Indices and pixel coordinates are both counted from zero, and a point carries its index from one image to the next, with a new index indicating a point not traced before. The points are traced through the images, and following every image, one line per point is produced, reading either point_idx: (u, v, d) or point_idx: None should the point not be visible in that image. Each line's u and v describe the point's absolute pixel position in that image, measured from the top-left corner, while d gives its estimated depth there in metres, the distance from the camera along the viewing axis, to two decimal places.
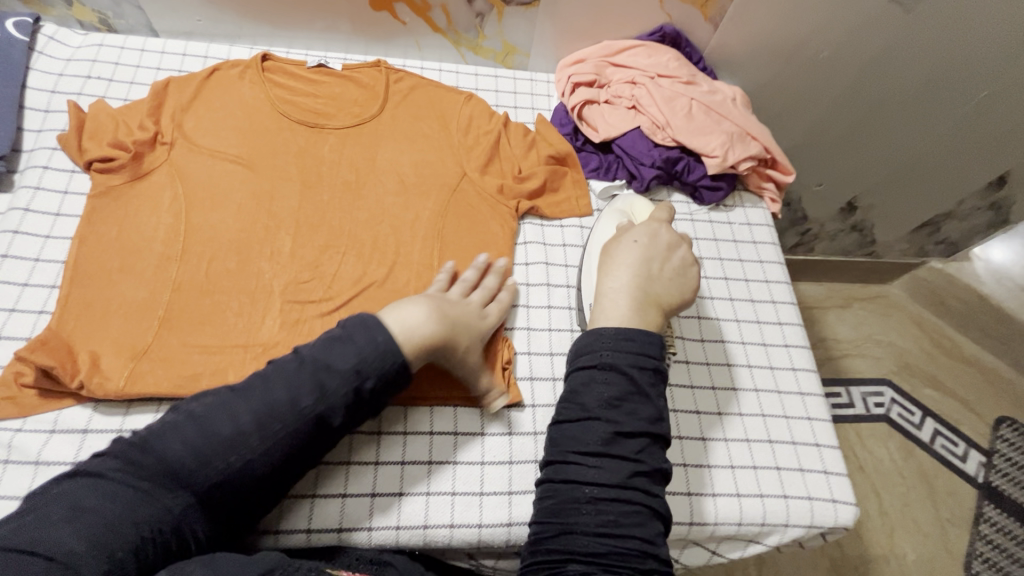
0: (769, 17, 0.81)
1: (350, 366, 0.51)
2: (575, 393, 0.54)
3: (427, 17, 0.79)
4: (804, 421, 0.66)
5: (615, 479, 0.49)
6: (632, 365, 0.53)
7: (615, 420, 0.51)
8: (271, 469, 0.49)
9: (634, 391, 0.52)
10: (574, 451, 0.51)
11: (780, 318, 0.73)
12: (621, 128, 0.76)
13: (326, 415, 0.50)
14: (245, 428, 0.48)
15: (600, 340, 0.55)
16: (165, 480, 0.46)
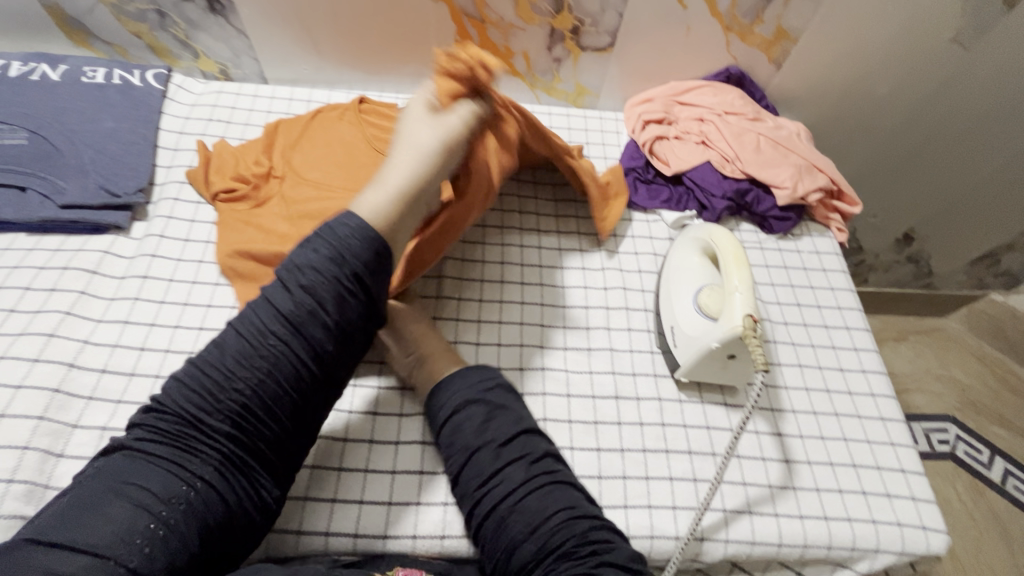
0: (831, 57, 0.85)
1: (328, 267, 0.51)
2: (450, 432, 0.56)
3: (508, 63, 0.86)
4: (887, 446, 0.67)
5: (524, 483, 0.53)
6: (483, 390, 0.58)
7: (493, 439, 0.55)
8: (290, 389, 0.50)
9: (493, 408, 0.57)
10: (478, 488, 0.53)
11: (856, 344, 0.74)
12: (691, 161, 0.81)
13: (324, 322, 0.51)
14: (242, 352, 0.49)
15: (448, 385, 0.59)
16: (189, 437, 0.48)
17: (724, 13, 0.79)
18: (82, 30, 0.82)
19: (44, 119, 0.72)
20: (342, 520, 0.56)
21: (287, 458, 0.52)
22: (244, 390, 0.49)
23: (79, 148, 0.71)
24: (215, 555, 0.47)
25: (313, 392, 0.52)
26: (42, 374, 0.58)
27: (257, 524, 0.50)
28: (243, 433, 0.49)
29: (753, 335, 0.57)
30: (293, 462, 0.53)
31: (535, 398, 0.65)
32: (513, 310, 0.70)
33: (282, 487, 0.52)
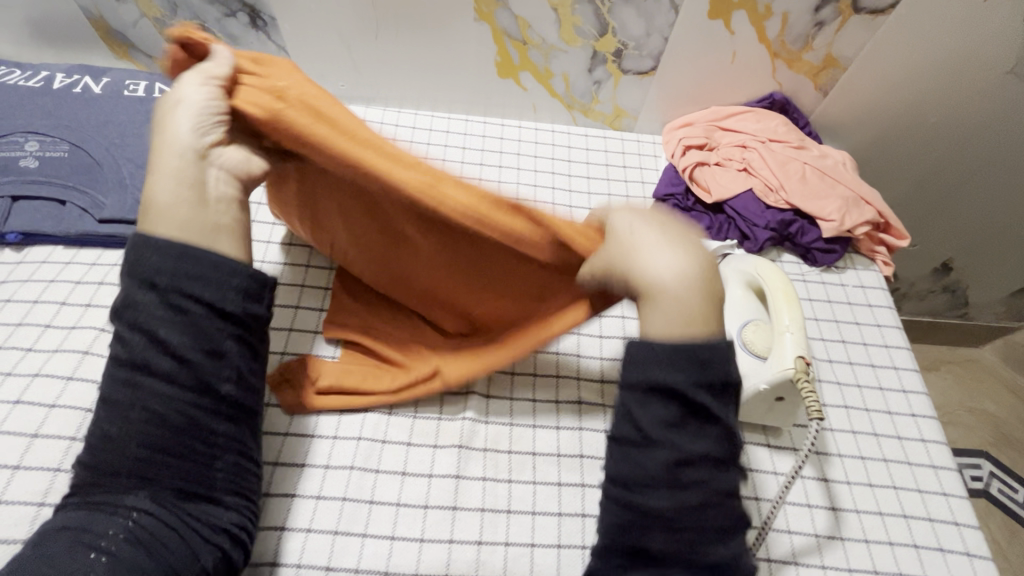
0: (879, 84, 0.82)
1: (149, 295, 0.45)
2: (628, 411, 0.42)
3: (547, 84, 0.85)
4: (940, 497, 0.63)
5: (687, 506, 0.40)
6: (696, 384, 0.40)
7: (680, 446, 0.40)
8: (180, 417, 0.45)
9: (697, 412, 0.41)
10: (639, 480, 0.41)
11: (904, 385, 0.71)
12: (733, 190, 0.79)
13: (166, 348, 0.45)
14: (142, 386, 0.45)
15: (653, 359, 0.41)
16: (109, 491, 0.45)
17: (772, 40, 0.77)
18: (125, 42, 0.83)
19: (86, 132, 0.72)
20: (371, 556, 0.53)
21: (213, 480, 0.47)
22: (132, 435, 0.44)
23: (119, 162, 0.70)
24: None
25: (212, 414, 0.46)
26: (77, 393, 0.56)
27: (223, 550, 0.46)
28: (157, 468, 0.45)
29: (805, 378, 0.55)
30: (228, 481, 0.48)
31: (573, 433, 0.62)
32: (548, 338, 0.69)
33: (236, 511, 0.48)
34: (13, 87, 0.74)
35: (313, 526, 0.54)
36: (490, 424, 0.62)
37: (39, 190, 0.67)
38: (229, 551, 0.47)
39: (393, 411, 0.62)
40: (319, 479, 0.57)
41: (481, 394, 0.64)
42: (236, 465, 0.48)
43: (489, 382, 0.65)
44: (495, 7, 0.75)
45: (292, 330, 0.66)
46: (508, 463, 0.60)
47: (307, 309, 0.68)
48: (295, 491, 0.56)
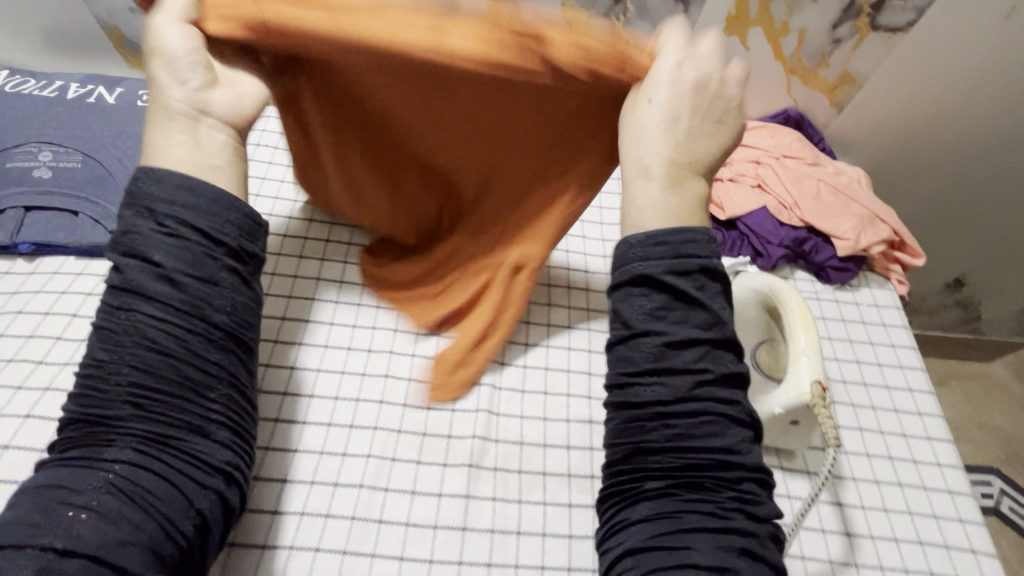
0: (896, 101, 0.82)
1: (143, 220, 0.44)
2: (615, 311, 0.46)
3: None
4: (956, 523, 0.62)
5: (675, 392, 0.43)
6: (671, 271, 0.44)
7: (664, 331, 0.43)
8: (174, 346, 0.44)
9: (679, 298, 0.44)
10: (628, 373, 0.45)
11: (919, 408, 0.70)
12: (747, 206, 0.78)
13: (161, 273, 0.44)
14: (129, 329, 0.43)
15: (631, 250, 0.46)
16: (94, 432, 0.43)
17: (788, 56, 0.78)
18: (139, 53, 0.83)
19: (100, 142, 0.72)
20: None
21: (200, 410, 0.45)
22: (122, 366, 0.43)
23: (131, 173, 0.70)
24: (186, 527, 0.43)
25: (207, 342, 0.45)
26: None
27: (219, 490, 0.45)
28: (146, 405, 0.43)
29: (822, 404, 0.54)
30: (217, 414, 0.46)
31: (583, 453, 0.62)
32: (558, 356, 0.68)
33: (229, 449, 0.47)
34: (28, 97, 0.74)
35: (322, 545, 0.54)
36: (499, 443, 0.61)
37: (51, 201, 0.67)
38: (225, 493, 0.46)
39: (403, 428, 0.61)
40: (328, 497, 0.57)
41: (488, 412, 0.62)
42: (230, 399, 0.47)
43: (498, 400, 0.64)
44: None
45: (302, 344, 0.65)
46: (518, 483, 0.59)
47: (317, 323, 0.66)
48: (302, 509, 0.56)
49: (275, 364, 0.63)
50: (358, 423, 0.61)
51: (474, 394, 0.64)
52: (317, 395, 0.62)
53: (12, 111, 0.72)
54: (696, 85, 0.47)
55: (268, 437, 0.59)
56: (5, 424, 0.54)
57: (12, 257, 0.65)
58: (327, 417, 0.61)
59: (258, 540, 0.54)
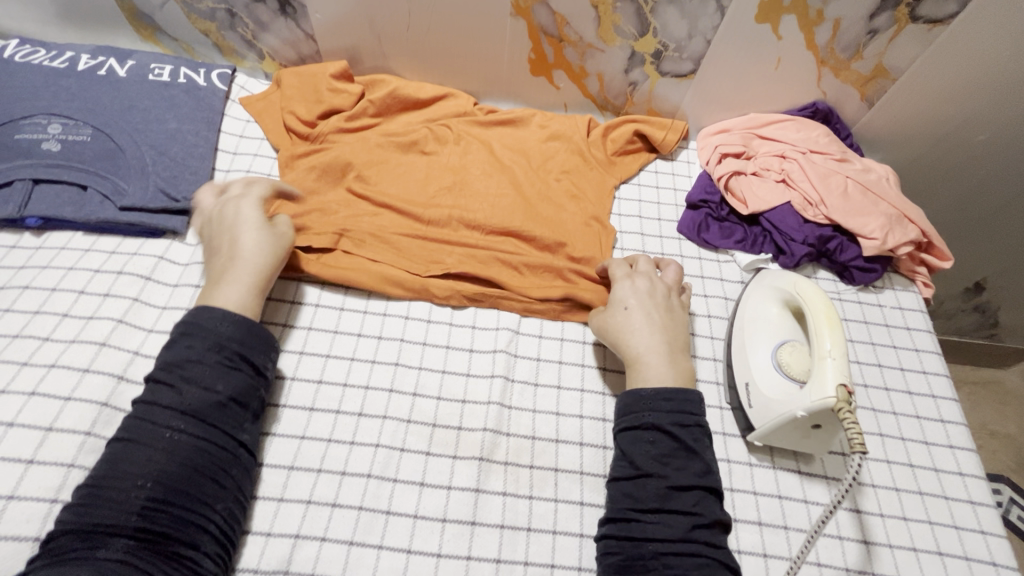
0: (935, 93, 0.78)
1: (209, 355, 0.53)
2: (625, 453, 0.55)
3: (581, 83, 0.82)
4: (977, 535, 0.60)
5: (678, 530, 0.50)
6: (675, 424, 0.55)
7: (666, 475, 0.52)
8: (203, 459, 0.50)
9: (681, 448, 0.54)
10: (633, 509, 0.52)
11: (942, 415, 0.68)
12: (770, 201, 0.75)
13: (216, 400, 0.52)
14: (163, 442, 0.49)
15: (642, 402, 0.56)
16: (91, 538, 0.45)
17: (821, 46, 0.74)
18: (151, 25, 0.81)
19: (109, 116, 0.70)
20: (388, 568, 0.52)
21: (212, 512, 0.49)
22: (143, 478, 0.48)
23: (141, 148, 0.69)
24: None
25: (229, 458, 0.52)
26: (92, 386, 0.55)
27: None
28: (155, 514, 0.47)
29: (848, 408, 0.52)
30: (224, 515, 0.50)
31: (597, 451, 0.60)
32: (573, 350, 0.66)
33: (215, 556, 0.48)
34: (38, 68, 0.72)
35: (328, 535, 0.53)
36: (511, 436, 0.60)
37: (60, 174, 0.65)
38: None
39: (413, 417, 0.60)
40: (336, 485, 0.56)
41: (501, 405, 0.61)
42: (232, 512, 0.51)
43: (511, 393, 0.63)
44: (533, 2, 0.72)
45: (312, 329, 0.64)
46: (530, 479, 0.58)
47: (328, 308, 0.66)
48: (309, 498, 0.55)
49: (288, 349, 0.63)
50: (367, 411, 0.60)
51: (487, 384, 0.63)
52: (326, 381, 0.61)
53: (21, 82, 0.71)
54: (661, 304, 0.63)
55: (276, 423, 0.58)
56: (10, 400, 0.53)
57: (20, 230, 0.65)
58: (337, 404, 0.60)
59: (263, 526, 0.53)
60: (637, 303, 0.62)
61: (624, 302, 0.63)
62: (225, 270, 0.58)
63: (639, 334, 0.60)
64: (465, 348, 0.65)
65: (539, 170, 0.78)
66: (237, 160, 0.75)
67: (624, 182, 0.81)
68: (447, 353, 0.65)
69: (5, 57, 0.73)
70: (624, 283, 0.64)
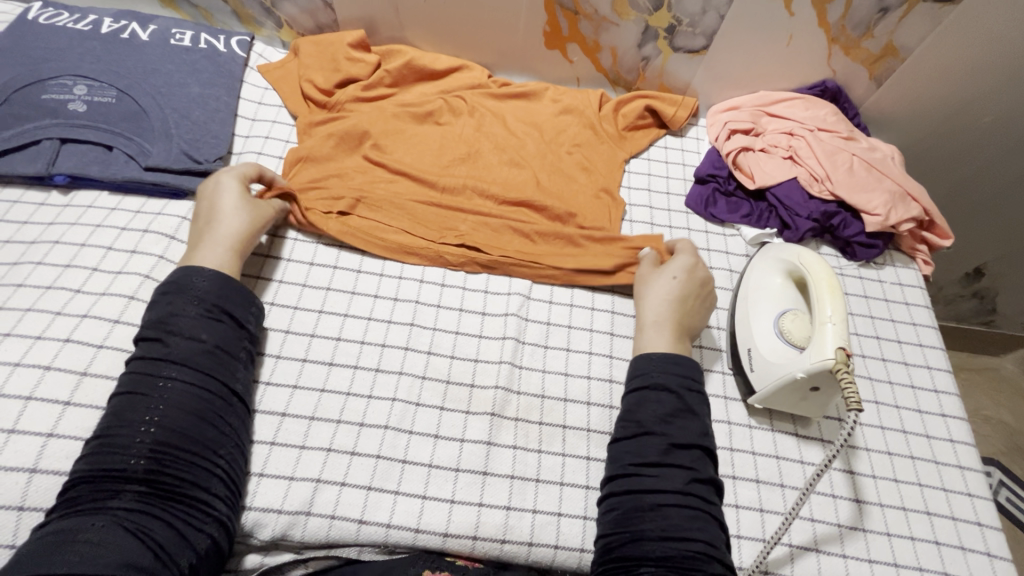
0: (942, 72, 0.79)
1: (190, 307, 0.55)
2: (630, 412, 0.57)
3: (594, 57, 0.84)
4: (964, 497, 0.63)
5: (676, 484, 0.52)
6: (684, 386, 0.57)
7: (669, 433, 0.55)
8: (202, 407, 0.52)
9: (684, 408, 0.56)
10: (634, 463, 0.54)
11: (936, 385, 0.70)
12: (777, 177, 0.77)
13: (203, 348, 0.54)
14: (163, 391, 0.51)
15: (651, 363, 0.59)
16: (103, 485, 0.47)
17: (831, 24, 0.75)
18: None
19: (133, 79, 0.72)
20: (403, 512, 0.55)
21: (213, 460, 0.51)
22: (147, 424, 0.49)
23: (164, 111, 0.71)
24: (183, 563, 0.46)
25: (225, 405, 0.54)
26: (123, 335, 0.58)
27: (213, 535, 0.49)
28: (162, 458, 0.49)
29: (845, 369, 0.55)
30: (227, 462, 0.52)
31: (603, 411, 0.63)
32: (581, 314, 0.69)
33: (224, 500, 0.51)
34: (62, 30, 0.74)
35: (348, 480, 0.56)
36: (522, 394, 0.63)
37: (86, 134, 0.67)
38: (217, 538, 0.49)
39: (428, 374, 0.63)
40: (354, 436, 0.58)
41: (512, 364, 0.64)
42: (234, 459, 0.53)
43: (522, 354, 0.65)
44: None
45: (330, 290, 0.66)
46: (539, 434, 0.60)
47: (345, 271, 0.68)
48: (329, 445, 0.58)
49: (306, 307, 0.65)
50: (384, 367, 0.62)
51: (499, 345, 0.65)
52: (344, 338, 0.64)
53: (47, 43, 0.72)
54: (697, 293, 0.65)
55: (296, 376, 0.61)
56: (45, 345, 0.56)
57: (48, 188, 0.67)
58: (355, 360, 0.62)
59: (285, 471, 0.56)
60: (679, 275, 0.65)
61: (670, 272, 0.66)
62: (198, 234, 0.61)
63: (657, 298, 0.64)
64: (478, 310, 0.67)
65: (552, 142, 0.80)
66: (256, 126, 0.77)
67: (634, 157, 0.83)
68: (460, 314, 0.67)
69: (30, 19, 0.74)
70: (677, 260, 0.67)
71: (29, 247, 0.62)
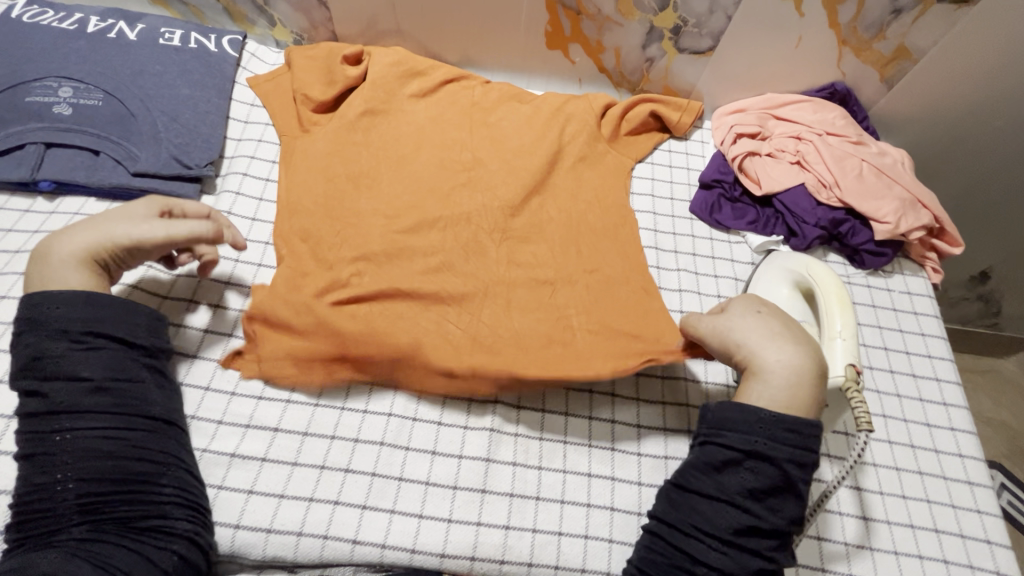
0: (957, 74, 0.77)
1: (60, 343, 0.50)
2: (717, 479, 0.49)
3: (597, 58, 0.81)
4: (974, 514, 0.62)
5: (741, 566, 0.47)
6: (792, 461, 0.49)
7: (754, 512, 0.48)
8: (114, 445, 0.49)
9: (782, 485, 0.49)
10: (697, 526, 0.49)
11: (945, 398, 0.68)
12: (785, 183, 0.75)
13: (89, 385, 0.49)
14: (68, 438, 0.48)
15: (757, 424, 0.49)
16: (42, 541, 0.46)
17: (843, 25, 0.73)
18: None
19: (120, 81, 0.69)
20: (399, 532, 0.54)
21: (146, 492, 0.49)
22: (62, 477, 0.47)
23: (153, 114, 0.68)
24: None
25: (148, 432, 0.51)
26: None
27: (180, 552, 0.49)
28: (91, 501, 0.47)
29: (855, 387, 0.53)
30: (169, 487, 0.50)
31: (605, 425, 0.61)
32: None
33: (187, 517, 0.50)
34: (46, 29, 0.71)
35: (341, 499, 0.55)
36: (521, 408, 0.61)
37: (71, 138, 0.65)
38: (187, 553, 0.49)
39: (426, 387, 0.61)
40: (348, 452, 0.57)
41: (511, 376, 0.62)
42: (182, 479, 0.51)
43: None
44: None
45: None
46: (539, 451, 0.59)
47: None
48: (322, 463, 0.56)
49: None
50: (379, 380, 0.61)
51: None
52: None
53: (30, 43, 0.70)
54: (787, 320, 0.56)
55: (289, 389, 0.59)
56: None
57: (33, 194, 0.65)
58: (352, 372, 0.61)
59: (277, 488, 0.54)
60: (774, 312, 0.56)
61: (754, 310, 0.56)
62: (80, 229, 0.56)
63: (764, 343, 0.53)
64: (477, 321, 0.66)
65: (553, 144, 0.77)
66: (249, 129, 0.75)
67: (637, 161, 0.81)
68: None
69: (13, 18, 0.71)
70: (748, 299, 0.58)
71: (13, 256, 0.61)
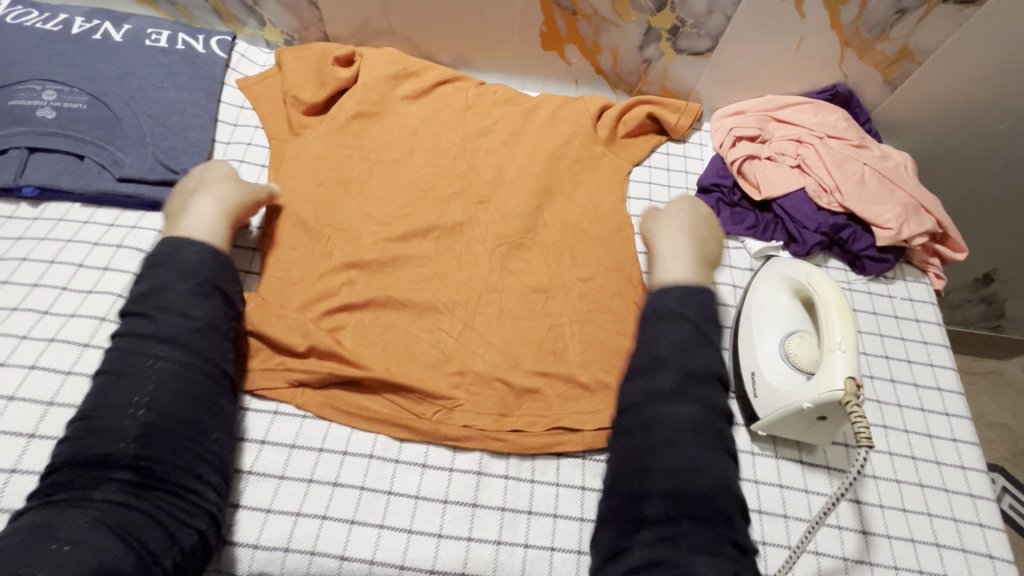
0: (961, 76, 0.75)
1: (179, 281, 0.54)
2: (649, 347, 0.56)
3: (593, 59, 0.80)
4: (975, 528, 0.60)
5: (689, 422, 0.52)
6: (702, 321, 0.58)
7: (686, 364, 0.54)
8: (195, 389, 0.51)
9: (703, 342, 0.57)
10: (646, 398, 0.54)
11: (947, 408, 0.67)
12: (784, 187, 0.73)
13: (195, 325, 0.53)
14: (153, 369, 0.50)
15: (672, 298, 0.59)
16: (92, 471, 0.47)
17: (845, 26, 0.71)
18: None
19: (106, 83, 0.68)
20: (388, 547, 0.53)
21: (199, 451, 0.50)
22: (133, 406, 0.49)
23: (139, 117, 0.67)
24: (165, 563, 0.45)
25: (218, 389, 0.53)
26: (93, 361, 0.55)
27: (201, 528, 0.48)
28: (150, 441, 0.48)
29: (855, 402, 0.52)
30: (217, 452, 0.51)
31: None
32: None
33: (215, 491, 0.50)
34: (30, 30, 0.70)
35: (329, 514, 0.53)
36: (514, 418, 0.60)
37: (54, 142, 0.64)
38: (204, 532, 0.48)
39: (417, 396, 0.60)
40: (337, 465, 0.56)
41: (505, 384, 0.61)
42: (226, 443, 0.52)
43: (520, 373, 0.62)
44: None
45: None
46: (532, 463, 0.58)
47: None
48: (309, 476, 0.55)
49: None
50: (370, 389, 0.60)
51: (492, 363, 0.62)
52: None
53: (14, 44, 0.68)
54: (701, 216, 0.69)
55: (277, 401, 0.58)
56: (10, 373, 0.54)
57: (16, 200, 0.64)
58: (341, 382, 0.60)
59: (263, 503, 0.53)
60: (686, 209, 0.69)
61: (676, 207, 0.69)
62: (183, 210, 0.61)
63: (670, 230, 0.66)
64: None
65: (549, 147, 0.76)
66: (238, 132, 0.73)
67: (635, 164, 0.79)
68: None
69: None
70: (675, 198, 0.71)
71: None
